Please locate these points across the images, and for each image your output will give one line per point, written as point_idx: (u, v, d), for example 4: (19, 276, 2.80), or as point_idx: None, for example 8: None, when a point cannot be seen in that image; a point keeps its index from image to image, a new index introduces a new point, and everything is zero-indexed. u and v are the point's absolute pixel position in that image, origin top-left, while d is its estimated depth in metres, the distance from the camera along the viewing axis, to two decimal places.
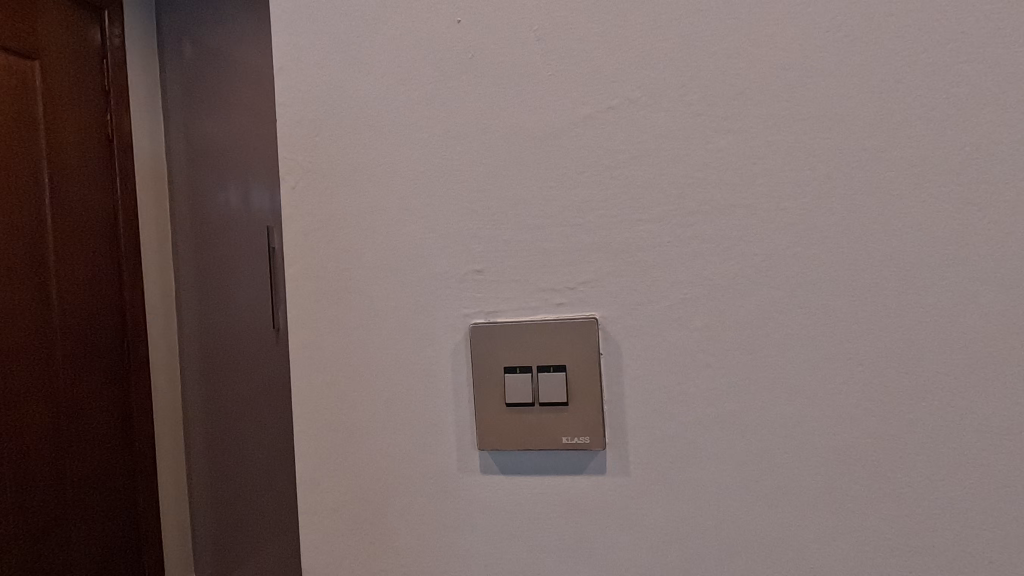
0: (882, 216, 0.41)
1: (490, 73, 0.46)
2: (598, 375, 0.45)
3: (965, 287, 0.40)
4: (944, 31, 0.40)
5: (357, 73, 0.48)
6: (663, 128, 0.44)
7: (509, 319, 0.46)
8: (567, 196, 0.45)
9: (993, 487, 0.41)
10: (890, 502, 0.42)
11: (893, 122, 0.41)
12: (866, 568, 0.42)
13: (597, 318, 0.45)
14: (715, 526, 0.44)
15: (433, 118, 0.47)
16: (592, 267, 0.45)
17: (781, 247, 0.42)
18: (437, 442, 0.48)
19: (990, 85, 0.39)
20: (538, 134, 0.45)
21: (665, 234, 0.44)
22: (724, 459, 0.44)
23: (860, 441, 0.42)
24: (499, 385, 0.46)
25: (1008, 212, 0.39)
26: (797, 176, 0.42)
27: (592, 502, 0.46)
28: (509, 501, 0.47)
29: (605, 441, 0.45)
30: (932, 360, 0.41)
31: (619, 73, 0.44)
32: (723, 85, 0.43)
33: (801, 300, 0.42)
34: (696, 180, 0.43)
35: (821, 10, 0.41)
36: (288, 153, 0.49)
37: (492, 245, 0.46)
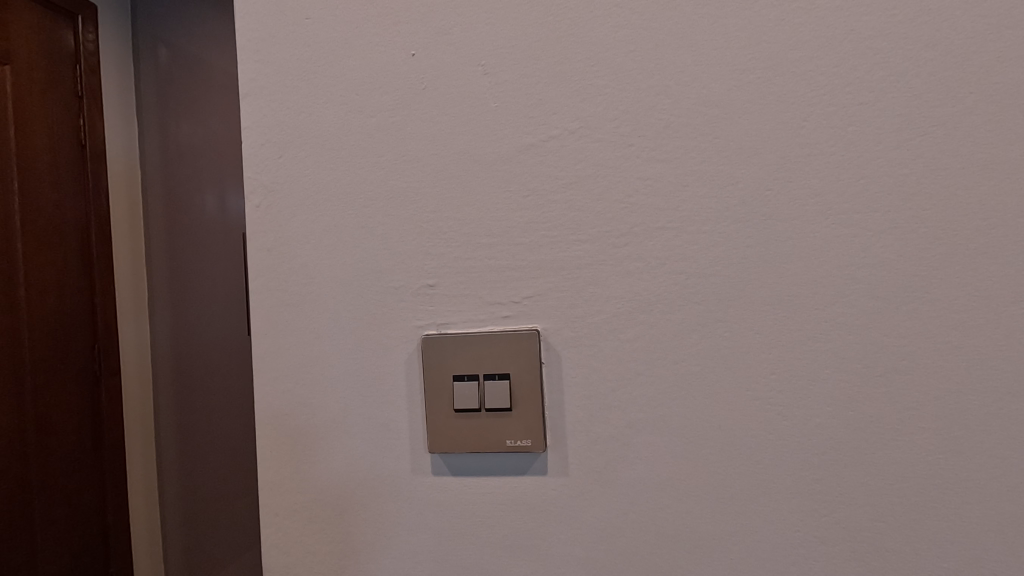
0: (790, 240, 0.45)
1: (442, 104, 0.49)
2: (539, 383, 0.49)
3: (862, 305, 0.45)
4: (844, 75, 0.44)
5: (318, 100, 0.51)
6: (599, 156, 0.47)
7: (459, 331, 0.50)
8: (512, 218, 0.49)
9: (890, 484, 0.45)
10: (800, 497, 0.46)
11: (802, 156, 0.45)
12: (779, 558, 0.47)
13: (539, 330, 0.49)
14: (646, 521, 0.48)
15: (389, 144, 0.50)
16: (534, 283, 0.49)
17: (704, 267, 0.46)
18: (391, 445, 0.52)
19: (884, 124, 0.44)
20: (485, 160, 0.49)
21: (601, 254, 0.48)
22: (653, 460, 0.48)
23: (773, 442, 0.46)
24: (449, 392, 0.50)
25: (903, 238, 0.44)
26: (717, 202, 0.46)
27: (535, 501, 0.50)
28: (459, 501, 0.51)
29: (546, 443, 0.49)
30: (835, 369, 0.45)
31: (559, 105, 0.48)
32: (653, 118, 0.46)
33: (721, 315, 0.46)
34: (628, 204, 0.47)
35: (738, 52, 0.45)
36: (253, 174, 0.52)
37: (444, 261, 0.50)
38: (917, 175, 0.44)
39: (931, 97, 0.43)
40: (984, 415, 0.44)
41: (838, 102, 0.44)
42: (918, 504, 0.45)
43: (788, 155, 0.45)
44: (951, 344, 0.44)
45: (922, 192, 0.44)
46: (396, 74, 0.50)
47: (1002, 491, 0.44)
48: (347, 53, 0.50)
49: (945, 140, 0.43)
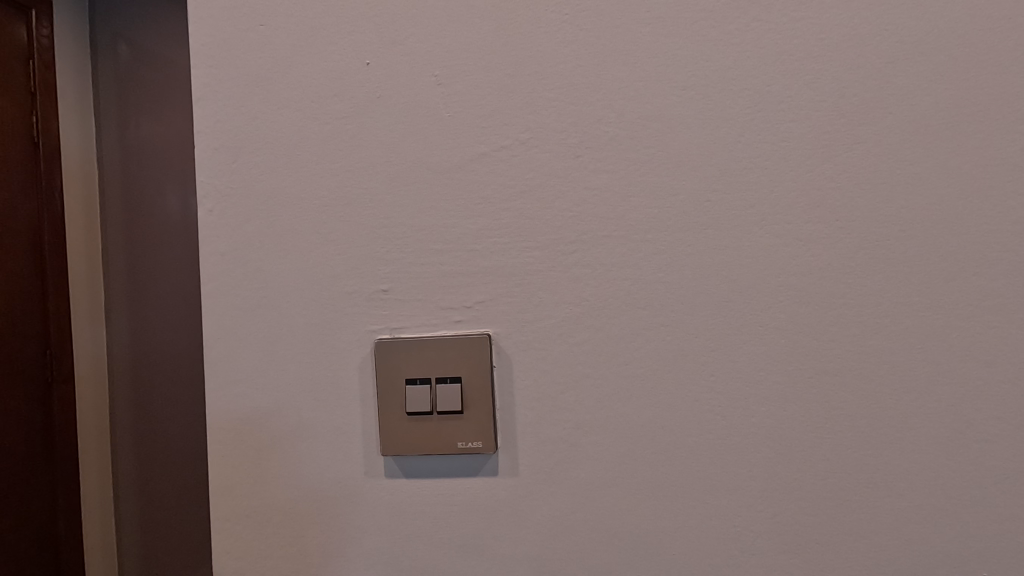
0: (727, 249, 0.48)
1: (396, 112, 0.50)
2: (490, 386, 0.50)
3: (793, 310, 0.47)
4: (775, 94, 0.47)
5: (272, 107, 0.52)
6: (548, 166, 0.49)
7: (411, 335, 0.51)
8: (464, 224, 0.50)
9: (819, 479, 0.48)
10: (737, 493, 0.49)
11: (737, 170, 0.47)
12: (717, 552, 0.49)
13: (489, 334, 0.50)
14: (592, 519, 0.50)
15: (344, 151, 0.51)
16: (485, 289, 0.50)
17: (648, 274, 0.48)
18: (344, 448, 0.52)
19: (811, 141, 0.47)
20: (438, 168, 0.50)
21: (550, 260, 0.49)
22: (599, 459, 0.50)
23: (712, 441, 0.49)
24: (401, 395, 0.51)
25: (829, 248, 0.47)
26: (660, 212, 0.48)
27: (486, 502, 0.51)
28: (411, 502, 0.52)
29: (496, 444, 0.50)
30: (768, 371, 0.48)
31: (509, 116, 0.49)
32: (599, 131, 0.48)
33: (663, 320, 0.48)
34: (576, 213, 0.49)
35: (678, 69, 0.47)
36: (205, 178, 0.52)
37: (398, 267, 0.51)
38: (843, 190, 0.47)
39: (855, 117, 0.46)
40: (903, 414, 0.47)
41: (771, 119, 0.47)
42: (845, 498, 0.48)
43: (725, 168, 0.47)
44: (873, 348, 0.47)
45: (847, 205, 0.47)
46: (350, 83, 0.51)
47: (920, 484, 0.47)
48: (301, 61, 0.51)
49: (868, 156, 0.46)
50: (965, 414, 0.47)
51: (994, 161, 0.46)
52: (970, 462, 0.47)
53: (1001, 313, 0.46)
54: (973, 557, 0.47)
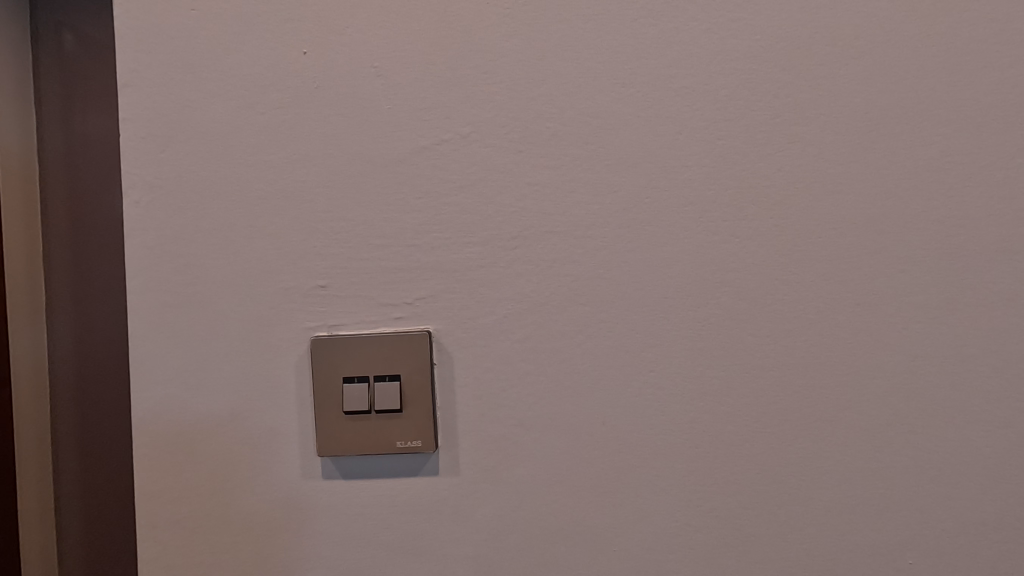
0: (667, 245, 0.48)
1: (335, 103, 0.49)
2: (431, 383, 0.49)
3: (730, 306, 0.48)
4: (712, 93, 0.47)
5: (205, 95, 0.49)
6: (489, 161, 0.48)
7: (350, 332, 0.50)
8: (405, 219, 0.49)
9: (755, 473, 0.49)
10: (677, 487, 0.49)
11: (675, 168, 0.48)
12: (658, 548, 0.49)
13: (430, 331, 0.49)
14: (533, 518, 0.49)
15: (280, 142, 0.49)
16: (426, 285, 0.49)
17: (589, 270, 0.48)
18: (280, 449, 0.51)
19: (747, 139, 0.47)
20: (378, 161, 0.49)
21: (492, 256, 0.49)
22: (541, 456, 0.49)
23: (652, 436, 0.49)
24: (339, 394, 0.49)
25: (765, 245, 0.48)
26: (601, 208, 0.48)
27: (426, 502, 0.50)
28: (349, 504, 0.50)
29: (436, 443, 0.49)
30: (707, 366, 0.48)
31: (451, 110, 0.48)
32: (540, 126, 0.48)
33: (604, 316, 0.48)
34: (518, 209, 0.48)
35: (619, 65, 0.48)
36: (131, 168, 0.50)
37: (336, 262, 0.49)
38: (778, 188, 0.47)
39: (788, 117, 0.47)
40: (834, 407, 0.48)
41: (709, 117, 0.47)
42: (781, 490, 0.49)
43: (664, 165, 0.48)
44: (806, 342, 0.48)
45: (781, 202, 0.47)
46: (287, 72, 0.49)
47: (851, 476, 0.48)
48: (236, 49, 0.49)
49: (801, 155, 0.47)
50: (892, 406, 0.48)
51: (918, 161, 0.47)
52: (897, 453, 0.48)
53: (925, 308, 0.48)
54: (902, 547, 0.49)
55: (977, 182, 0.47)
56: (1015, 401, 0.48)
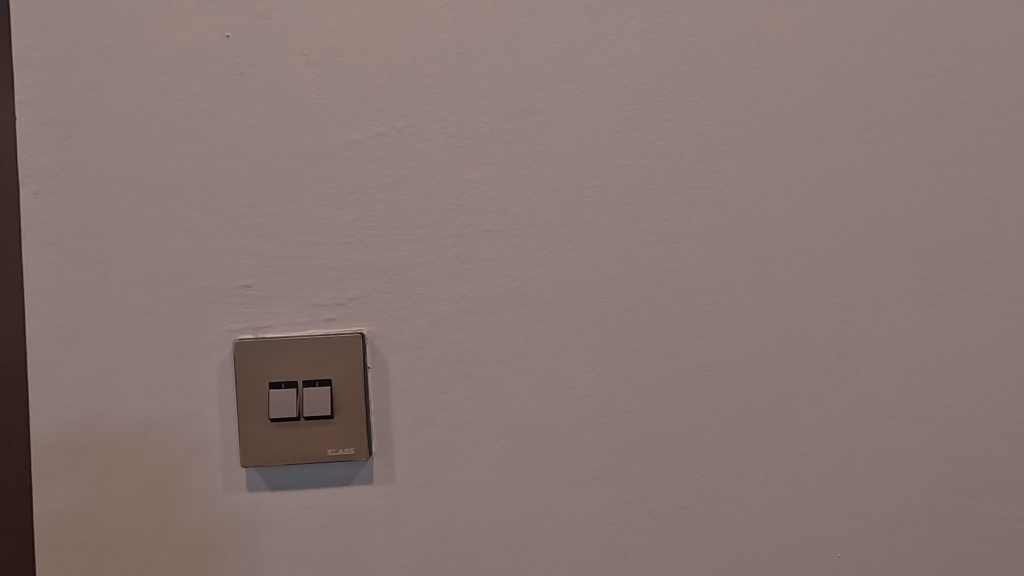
0: (607, 245, 0.47)
1: (259, 92, 0.46)
2: (364, 388, 0.47)
3: (669, 306, 0.48)
4: (651, 92, 0.47)
5: (115, 78, 0.46)
6: (426, 156, 0.47)
7: (276, 335, 0.47)
8: (336, 216, 0.47)
9: (693, 472, 0.49)
10: (616, 489, 0.49)
11: (615, 167, 0.47)
12: (597, 550, 0.49)
13: (363, 333, 0.47)
14: (472, 525, 0.48)
15: (199, 132, 0.46)
16: (359, 285, 0.47)
17: (528, 270, 0.47)
18: (201, 459, 0.47)
19: (686, 140, 0.47)
20: (307, 154, 0.46)
21: (429, 255, 0.47)
22: (480, 461, 0.48)
23: (592, 438, 0.48)
24: (265, 400, 0.46)
25: (703, 246, 0.48)
26: (541, 207, 0.47)
27: (359, 512, 0.48)
28: (277, 516, 0.48)
29: (370, 450, 0.47)
30: (646, 367, 0.48)
31: (385, 102, 0.46)
32: (479, 121, 0.47)
33: (544, 317, 0.47)
34: (456, 206, 0.47)
35: (559, 61, 0.47)
36: (28, 155, 0.45)
37: (261, 261, 0.47)
38: (715, 188, 0.48)
39: (725, 118, 0.48)
40: (769, 405, 0.49)
41: (648, 117, 0.47)
42: (718, 489, 0.49)
43: (605, 164, 0.47)
44: (742, 342, 0.48)
45: (718, 203, 0.48)
46: (207, 57, 0.46)
47: (785, 473, 0.49)
48: (150, 30, 0.46)
49: (737, 157, 0.48)
50: (823, 403, 0.49)
51: (848, 165, 0.48)
52: (828, 450, 0.49)
53: (854, 308, 0.49)
54: (833, 541, 0.50)
55: (901, 185, 0.49)
56: (936, 397, 0.50)
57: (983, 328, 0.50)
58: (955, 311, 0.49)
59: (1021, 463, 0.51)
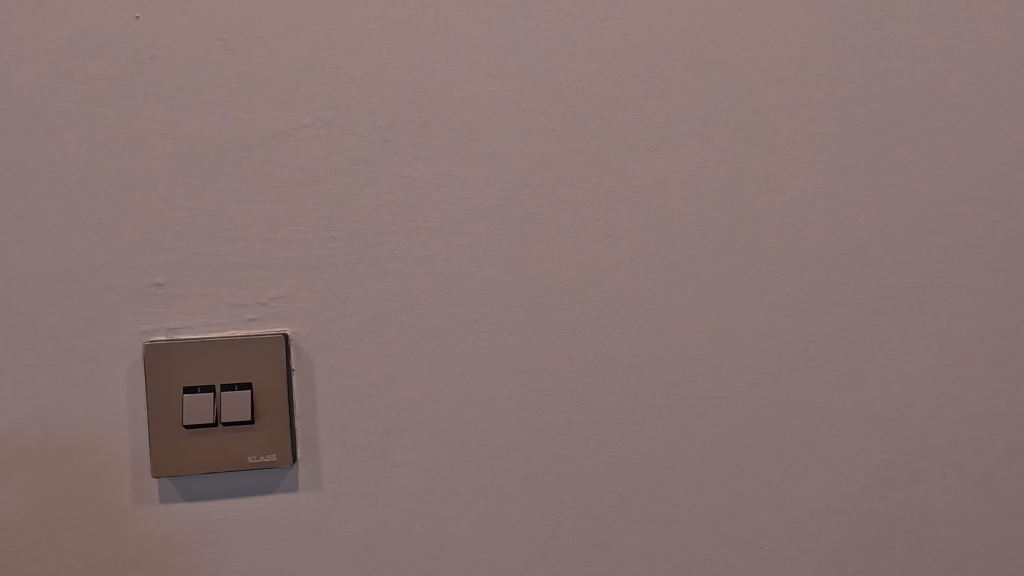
0: (542, 243, 0.47)
1: (173, 78, 0.43)
2: (288, 392, 0.45)
3: (603, 305, 0.48)
4: (586, 90, 0.47)
5: (9, 59, 0.42)
6: (354, 149, 0.45)
7: (193, 336, 0.44)
8: (258, 211, 0.44)
9: (627, 471, 0.49)
10: (551, 490, 0.48)
11: (550, 165, 0.47)
12: (532, 552, 0.48)
13: (288, 334, 0.45)
14: (403, 532, 0.47)
15: (107, 119, 0.43)
16: (283, 283, 0.45)
17: (461, 269, 0.46)
18: (110, 470, 0.44)
19: (620, 139, 0.47)
20: (226, 146, 0.44)
21: (358, 253, 0.45)
22: (412, 465, 0.46)
23: (526, 439, 0.47)
24: (178, 406, 0.44)
25: (636, 244, 0.48)
26: (474, 204, 0.46)
27: (284, 520, 0.46)
28: (195, 528, 0.45)
29: (294, 456, 0.45)
30: (581, 366, 0.48)
31: (310, 92, 0.44)
32: (410, 115, 0.45)
33: (477, 317, 0.46)
34: (386, 202, 0.45)
35: (493, 55, 0.45)
36: None
37: (176, 258, 0.44)
38: (649, 188, 0.48)
39: (660, 118, 0.48)
40: (701, 403, 0.49)
41: (582, 116, 0.47)
42: (652, 488, 0.49)
43: (539, 162, 0.46)
44: (676, 341, 0.49)
45: (652, 202, 0.48)
46: (114, 40, 0.42)
47: (716, 470, 0.50)
48: (49, 7, 0.42)
49: (670, 157, 0.48)
50: (753, 400, 0.50)
51: (778, 166, 0.49)
52: (757, 446, 0.50)
53: (782, 307, 0.50)
54: (762, 535, 0.51)
55: (828, 188, 0.50)
56: (858, 393, 0.51)
57: (903, 326, 0.52)
58: (876, 309, 0.51)
59: (937, 455, 0.53)
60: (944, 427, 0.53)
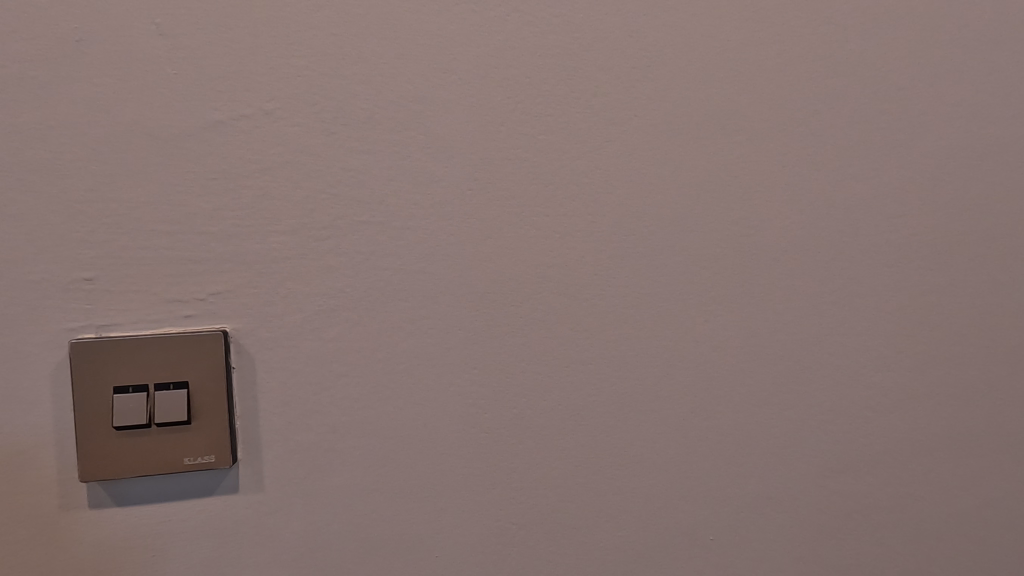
0: (491, 239, 0.47)
1: (101, 63, 0.41)
2: (227, 390, 0.43)
3: (552, 301, 0.48)
4: (534, 86, 0.46)
5: None
6: (296, 142, 0.43)
7: (124, 334, 0.42)
8: (195, 203, 0.43)
9: (575, 465, 0.49)
10: (499, 485, 0.48)
11: (498, 160, 0.46)
12: (480, 548, 0.48)
13: (227, 330, 0.43)
14: (349, 531, 0.46)
15: (27, 104, 0.40)
16: (222, 279, 0.43)
17: (408, 264, 0.46)
18: (34, 475, 0.42)
19: (569, 135, 0.47)
20: (160, 135, 0.42)
21: (301, 247, 0.44)
22: (358, 464, 0.46)
23: (475, 435, 0.47)
24: (107, 407, 0.42)
25: (584, 241, 0.48)
26: (422, 199, 0.45)
27: (224, 523, 0.44)
28: (129, 533, 0.43)
29: (234, 457, 0.44)
30: (529, 362, 0.48)
31: (249, 82, 0.43)
32: (355, 108, 0.44)
33: (425, 312, 0.46)
34: (330, 196, 0.44)
35: (440, 48, 0.45)
36: None
37: (106, 252, 0.42)
38: (597, 184, 0.48)
39: (608, 115, 0.48)
40: (648, 397, 0.50)
41: (531, 112, 0.47)
42: (600, 481, 0.50)
43: (487, 157, 0.46)
44: (623, 336, 0.49)
45: (601, 199, 0.48)
46: (34, 20, 0.40)
47: (662, 462, 0.51)
48: None
49: (618, 154, 0.48)
50: (698, 393, 0.51)
51: (723, 165, 0.50)
52: (702, 438, 0.52)
53: (725, 303, 0.51)
54: (706, 525, 0.52)
55: (770, 187, 0.51)
56: (797, 386, 0.53)
57: (839, 321, 0.54)
58: (815, 305, 0.53)
59: (870, 444, 0.56)
60: (877, 417, 0.55)
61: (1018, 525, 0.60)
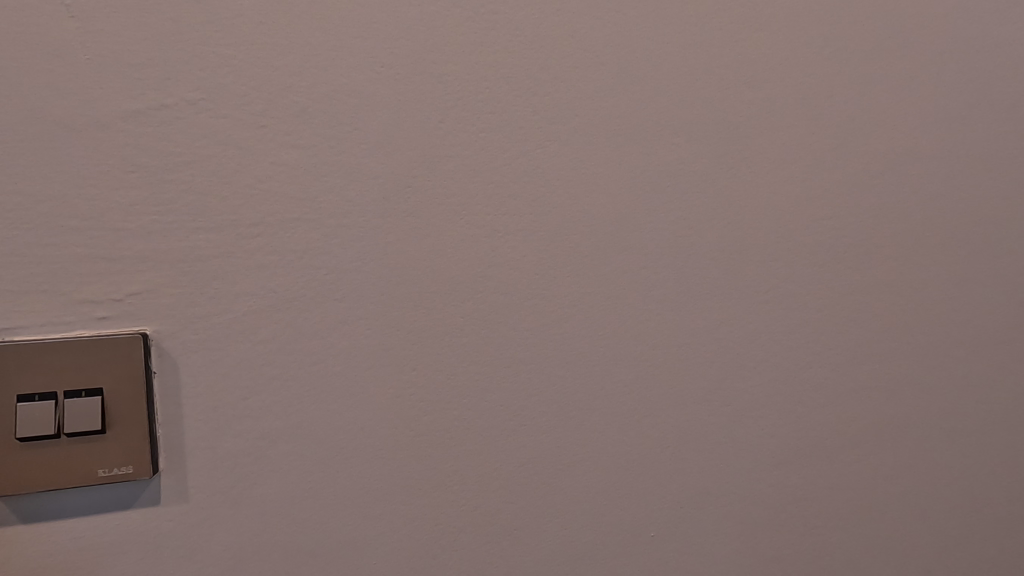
0: (430, 237, 0.46)
1: (3, 45, 0.38)
2: (146, 397, 0.41)
3: (493, 301, 0.48)
4: (475, 82, 0.46)
5: None
6: (223, 134, 0.41)
7: (30, 338, 0.39)
8: (111, 197, 0.40)
9: (517, 466, 0.49)
10: (439, 488, 0.47)
11: (438, 157, 0.46)
12: (419, 552, 0.47)
13: (147, 333, 0.41)
14: (281, 541, 0.44)
15: None
16: (141, 278, 0.41)
17: (343, 263, 0.44)
18: None
19: (510, 133, 0.47)
20: (71, 124, 0.39)
21: (228, 245, 0.42)
22: (290, 471, 0.44)
23: (414, 437, 0.46)
24: (9, 417, 0.38)
25: (525, 240, 0.48)
26: (358, 195, 0.44)
27: (144, 536, 0.42)
28: (37, 550, 0.40)
29: (154, 467, 0.41)
30: (470, 362, 0.47)
31: (171, 69, 0.40)
32: (287, 100, 0.42)
33: (361, 312, 0.45)
34: (260, 191, 0.42)
35: (377, 41, 0.44)
36: None
37: (9, 249, 0.39)
38: (538, 183, 0.48)
39: (549, 114, 0.48)
40: (590, 395, 0.50)
41: (471, 109, 0.46)
42: (542, 481, 0.50)
43: (426, 154, 0.45)
44: (565, 335, 0.49)
45: (542, 198, 0.48)
46: None
47: (604, 460, 0.51)
48: None
49: (560, 153, 0.48)
50: (639, 391, 0.52)
51: (663, 166, 0.51)
52: (643, 436, 0.52)
53: (665, 301, 0.52)
54: (647, 521, 0.53)
55: (708, 188, 0.52)
56: (734, 382, 0.55)
57: (774, 318, 0.55)
58: (751, 303, 0.54)
59: (803, 438, 0.57)
60: (810, 411, 0.57)
61: (939, 511, 0.64)
